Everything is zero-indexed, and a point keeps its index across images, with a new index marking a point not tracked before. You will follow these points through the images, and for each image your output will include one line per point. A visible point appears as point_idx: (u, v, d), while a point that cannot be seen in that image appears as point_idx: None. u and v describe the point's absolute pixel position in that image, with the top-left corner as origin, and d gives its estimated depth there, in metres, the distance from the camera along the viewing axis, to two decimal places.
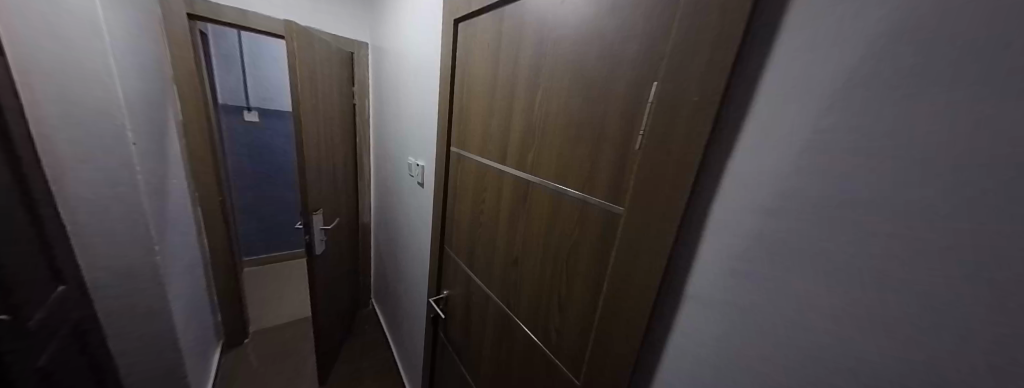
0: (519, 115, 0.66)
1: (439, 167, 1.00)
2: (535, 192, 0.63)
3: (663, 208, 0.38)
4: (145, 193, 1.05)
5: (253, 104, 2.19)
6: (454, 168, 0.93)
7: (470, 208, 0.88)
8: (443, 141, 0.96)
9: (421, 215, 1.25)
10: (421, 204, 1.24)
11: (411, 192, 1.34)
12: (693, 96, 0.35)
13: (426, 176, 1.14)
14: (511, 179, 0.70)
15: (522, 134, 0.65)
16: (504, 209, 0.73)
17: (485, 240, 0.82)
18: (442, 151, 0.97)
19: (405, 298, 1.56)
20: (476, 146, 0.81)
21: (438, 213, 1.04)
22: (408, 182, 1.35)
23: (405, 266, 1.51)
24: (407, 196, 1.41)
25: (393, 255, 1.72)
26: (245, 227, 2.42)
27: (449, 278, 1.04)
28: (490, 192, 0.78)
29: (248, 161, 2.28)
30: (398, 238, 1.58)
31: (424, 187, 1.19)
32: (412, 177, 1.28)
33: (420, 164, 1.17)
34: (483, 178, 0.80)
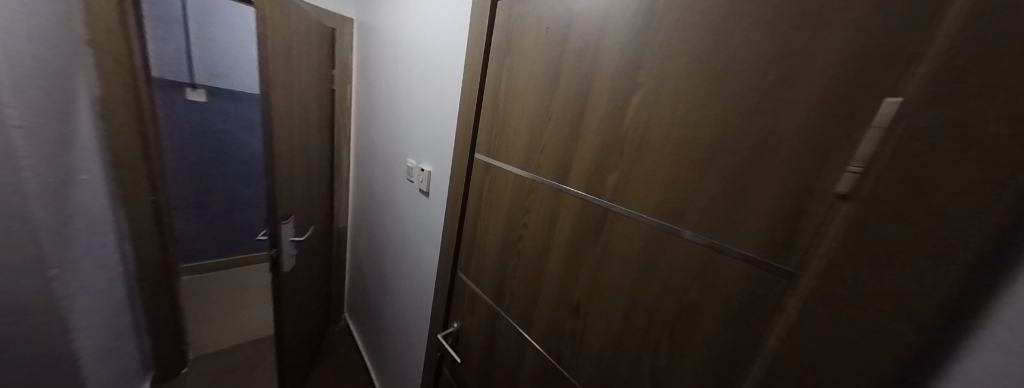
0: (593, 122, 0.52)
1: (454, 172, 0.83)
2: (616, 222, 0.49)
3: (898, 288, 0.26)
4: (36, 195, 0.76)
5: (199, 80, 1.81)
6: (477, 177, 0.77)
7: (499, 228, 0.73)
8: (463, 144, 0.79)
9: (421, 228, 1.07)
10: (422, 216, 1.06)
11: (407, 200, 1.15)
12: (996, 127, 0.22)
13: (433, 184, 0.96)
14: (575, 205, 0.55)
15: (597, 147, 0.51)
16: (559, 240, 0.59)
17: (522, 268, 0.68)
18: (460, 155, 0.81)
19: (393, 318, 1.36)
20: (515, 153, 0.67)
21: (449, 228, 0.88)
22: (404, 188, 1.16)
23: (396, 283, 1.32)
24: (400, 203, 1.21)
25: (375, 267, 1.51)
26: (186, 229, 2.02)
27: (463, 305, 0.89)
28: (533, 213, 0.64)
29: (191, 150, 1.89)
30: (387, 251, 1.37)
31: (428, 196, 1.00)
32: (412, 183, 1.09)
33: (426, 169, 0.98)
34: (523, 194, 0.66)
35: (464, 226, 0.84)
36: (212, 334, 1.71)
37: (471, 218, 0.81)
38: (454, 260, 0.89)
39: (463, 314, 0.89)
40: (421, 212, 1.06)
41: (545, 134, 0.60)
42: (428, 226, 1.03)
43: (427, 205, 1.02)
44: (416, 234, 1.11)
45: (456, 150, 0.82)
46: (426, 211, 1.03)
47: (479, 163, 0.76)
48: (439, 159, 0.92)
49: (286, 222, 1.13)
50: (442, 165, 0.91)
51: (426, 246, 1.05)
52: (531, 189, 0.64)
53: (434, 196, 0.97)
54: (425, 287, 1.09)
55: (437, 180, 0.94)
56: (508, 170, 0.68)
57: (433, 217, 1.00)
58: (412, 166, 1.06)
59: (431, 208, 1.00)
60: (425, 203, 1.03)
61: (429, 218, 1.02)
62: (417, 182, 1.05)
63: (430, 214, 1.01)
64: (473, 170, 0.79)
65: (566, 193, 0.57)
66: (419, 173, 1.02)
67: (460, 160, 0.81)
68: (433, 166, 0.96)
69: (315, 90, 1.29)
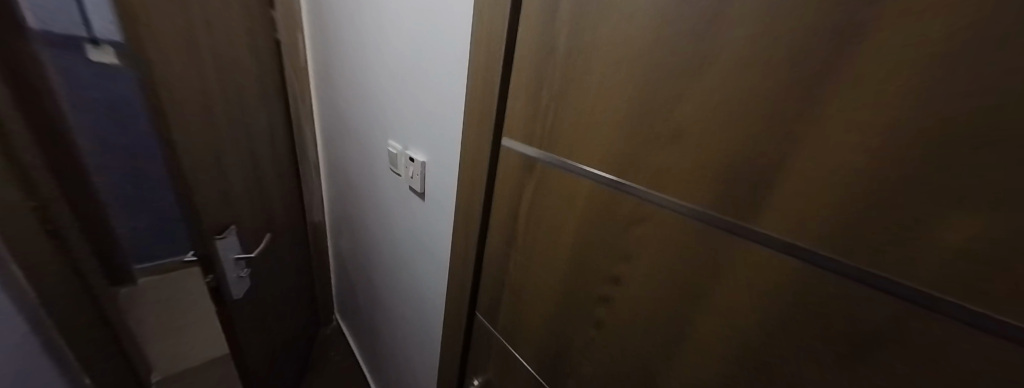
0: (898, 78, 0.17)
1: (467, 171, 0.50)
2: (954, 364, 0.18)
3: None
4: None
5: (99, 32, 1.39)
6: (510, 179, 0.45)
7: (558, 272, 0.42)
8: (484, 124, 0.45)
9: (418, 240, 0.76)
10: (418, 225, 0.74)
11: (395, 200, 0.81)
12: None
13: (433, 181, 0.63)
14: (771, 272, 0.24)
15: (899, 150, 0.17)
16: (710, 328, 0.29)
17: (607, 350, 0.38)
18: (477, 144, 0.47)
19: (390, 337, 1.10)
20: (598, 149, 0.33)
21: (463, 254, 0.57)
22: (388, 182, 0.82)
23: (390, 299, 1.03)
24: (385, 202, 0.88)
25: (363, 273, 1.21)
26: (127, 225, 1.66)
27: (488, 362, 0.60)
28: (645, 267, 0.32)
29: (110, 127, 1.49)
30: (375, 257, 1.06)
31: (425, 199, 0.67)
32: (398, 176, 0.75)
33: (420, 159, 0.64)
34: (616, 224, 0.34)
35: (489, 254, 0.53)
36: (179, 350, 1.45)
37: (500, 245, 0.50)
38: (472, 297, 0.59)
39: (488, 374, 0.61)
40: (417, 221, 0.73)
41: (688, 110, 0.26)
42: (428, 240, 0.72)
43: (424, 212, 0.69)
44: (413, 247, 0.80)
45: (469, 134, 0.48)
46: (423, 220, 0.71)
47: (514, 156, 0.43)
48: (439, 147, 0.58)
49: (225, 237, 0.80)
50: (445, 156, 0.57)
51: (429, 266, 0.75)
52: (639, 219, 0.31)
53: (433, 202, 0.65)
54: (433, 316, 0.81)
55: (438, 179, 0.61)
56: (579, 177, 0.36)
57: (434, 230, 0.68)
58: (397, 154, 0.71)
59: (431, 218, 0.68)
60: (420, 208, 0.70)
61: (430, 231, 0.70)
62: (405, 178, 0.71)
63: (430, 226, 0.69)
64: (502, 168, 0.46)
65: (747, 246, 0.25)
66: (407, 165, 0.68)
67: (479, 153, 0.47)
68: (429, 157, 0.62)
69: (247, 41, 0.88)
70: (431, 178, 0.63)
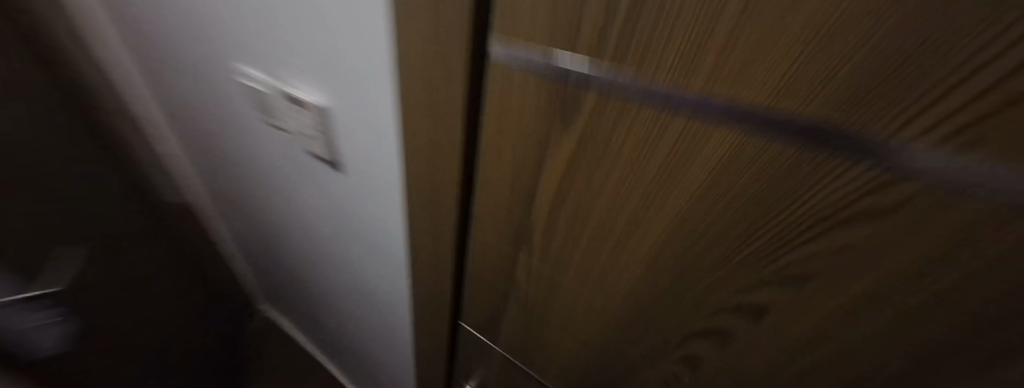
0: None
1: (421, 130, 0.26)
2: None
3: None
4: None
5: None
6: (518, 139, 0.23)
7: (622, 293, 0.25)
8: (450, 15, 0.19)
9: (353, 231, 0.51)
10: (346, 212, 0.48)
11: (296, 174, 0.51)
12: None
13: (349, 140, 0.35)
14: None
15: None
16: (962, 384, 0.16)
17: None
18: (435, 72, 0.22)
19: (343, 331, 0.90)
20: (790, 65, 0.12)
21: (431, 265, 0.35)
22: (273, 147, 0.50)
23: (332, 293, 0.79)
24: (281, 177, 0.56)
25: (281, 265, 0.91)
26: None
27: (492, 382, 0.45)
28: (850, 296, 0.16)
29: None
30: (289, 243, 0.75)
31: (343, 169, 0.40)
32: (281, 131, 0.44)
33: (312, 99, 0.34)
34: (800, 223, 0.16)
35: (479, 263, 0.33)
36: None
37: (502, 250, 0.30)
38: (456, 314, 0.40)
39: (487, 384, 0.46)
40: (344, 205, 0.47)
41: None
42: (369, 232, 0.47)
43: (352, 195, 0.43)
44: (346, 239, 0.55)
45: (412, 49, 0.22)
46: (353, 204, 0.45)
47: (526, 87, 0.20)
48: (349, 83, 0.30)
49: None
50: (367, 100, 0.30)
51: (379, 263, 0.52)
52: (880, 212, 0.14)
53: (362, 179, 0.39)
54: (398, 315, 0.61)
55: (361, 144, 0.34)
56: (716, 125, 0.15)
57: (376, 221, 0.43)
58: (269, 99, 0.39)
59: (364, 201, 0.42)
60: (343, 187, 0.43)
61: (368, 221, 0.45)
62: (295, 134, 0.41)
63: (367, 215, 0.44)
64: (495, 116, 0.23)
65: None
66: (296, 118, 0.38)
67: (444, 92, 0.23)
68: (334, 101, 0.33)
69: None
70: (348, 141, 0.35)
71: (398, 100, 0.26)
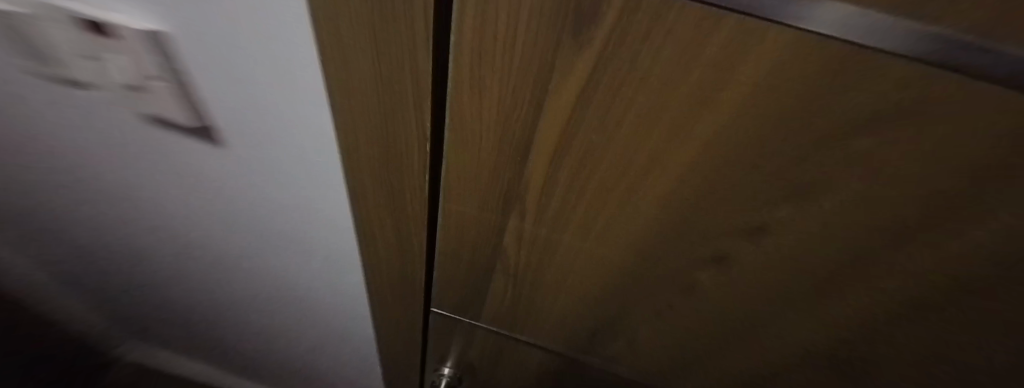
0: None
1: (363, 68, 0.18)
2: None
3: None
4: None
5: None
6: (508, 75, 0.17)
7: (630, 235, 0.23)
8: None
9: (263, 224, 0.38)
10: (246, 199, 0.35)
11: (144, 154, 0.35)
12: None
13: (224, 91, 0.23)
14: None
15: None
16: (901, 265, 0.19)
17: (699, 304, 0.27)
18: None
19: (269, 346, 0.76)
20: None
21: (394, 254, 0.29)
22: (80, 115, 0.31)
23: (245, 307, 0.63)
24: (117, 162, 0.38)
25: (150, 288, 0.68)
26: None
27: (474, 357, 0.43)
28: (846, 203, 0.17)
29: None
30: (157, 259, 0.56)
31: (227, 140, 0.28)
32: (89, 92, 0.27)
33: (125, 20, 0.21)
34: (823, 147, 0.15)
35: (457, 239, 0.28)
36: None
37: (486, 219, 0.26)
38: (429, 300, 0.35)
39: (467, 360, 0.44)
40: (239, 192, 0.34)
41: None
42: (290, 223, 0.36)
43: (251, 172, 0.31)
44: (255, 236, 0.42)
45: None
46: (253, 188, 0.33)
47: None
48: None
49: None
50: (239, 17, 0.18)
51: (311, 258, 0.42)
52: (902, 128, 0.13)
53: (264, 148, 0.27)
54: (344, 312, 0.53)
55: (252, 95, 0.23)
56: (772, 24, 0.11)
57: (297, 204, 0.33)
58: (32, 26, 0.22)
59: (273, 180, 0.31)
60: (231, 163, 0.31)
61: (285, 205, 0.34)
62: (114, 88, 0.26)
63: (282, 198, 0.33)
64: (474, 44, 0.16)
65: None
66: (113, 56, 0.23)
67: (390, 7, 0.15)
68: (167, 19, 0.20)
69: None
70: (227, 89, 0.23)
71: (306, 14, 0.17)
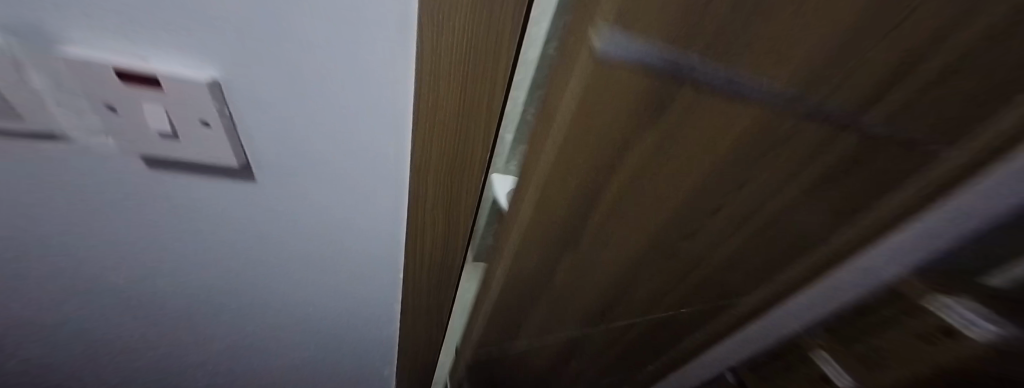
0: None
1: (444, 103, 0.21)
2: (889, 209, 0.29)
3: None
4: None
5: None
6: (567, 122, 0.22)
7: (643, 231, 0.31)
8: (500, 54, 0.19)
9: (292, 253, 0.35)
10: (282, 228, 0.31)
11: (123, 204, 0.27)
12: None
13: (337, 174, 0.28)
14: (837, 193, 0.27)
15: None
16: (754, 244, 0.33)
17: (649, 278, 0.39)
18: (477, 39, 0.17)
19: None
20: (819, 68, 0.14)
21: (438, 244, 0.34)
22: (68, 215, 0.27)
23: (205, 372, 0.52)
24: (50, 227, 0.28)
25: None
26: None
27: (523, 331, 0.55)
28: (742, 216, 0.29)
29: None
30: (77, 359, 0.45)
31: (317, 215, 0.31)
32: (178, 195, 0.27)
33: (280, 124, 0.24)
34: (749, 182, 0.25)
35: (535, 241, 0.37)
36: None
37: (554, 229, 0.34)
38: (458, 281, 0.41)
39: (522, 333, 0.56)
40: (275, 220, 0.31)
41: None
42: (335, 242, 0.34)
43: (306, 194, 0.29)
44: (268, 273, 0.37)
45: (441, 7, 0.16)
46: (305, 211, 0.30)
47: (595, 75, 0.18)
48: (325, 104, 0.23)
49: None
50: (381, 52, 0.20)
51: (335, 290, 0.40)
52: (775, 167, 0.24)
53: (337, 165, 0.27)
54: (355, 348, 0.53)
55: (351, 114, 0.24)
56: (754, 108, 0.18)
57: (357, 220, 0.32)
58: (147, 143, 0.22)
59: (336, 199, 0.30)
60: (282, 199, 0.29)
61: (337, 225, 0.32)
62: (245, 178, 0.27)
63: (335, 217, 0.31)
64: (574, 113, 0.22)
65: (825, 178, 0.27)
66: (275, 134, 0.24)
67: (484, 61, 0.19)
68: (304, 124, 0.24)
69: None
70: (324, 110, 0.23)
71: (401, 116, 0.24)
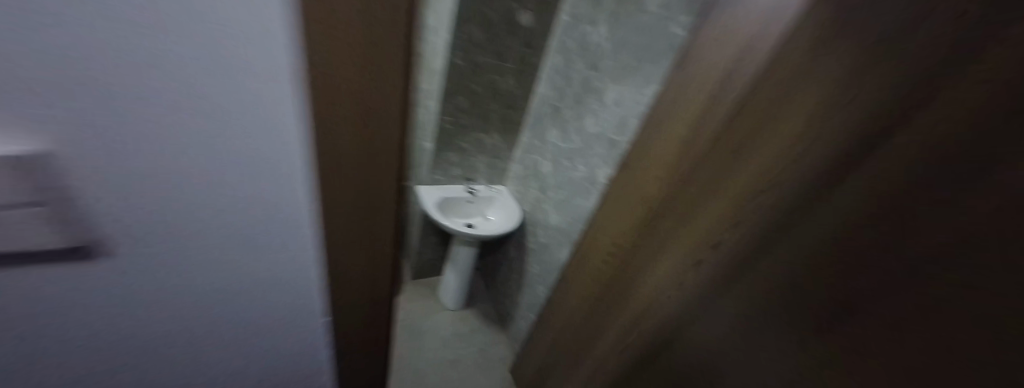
0: None
1: (343, 125, 0.21)
2: None
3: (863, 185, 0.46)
4: None
5: None
6: None
7: None
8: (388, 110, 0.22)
9: (191, 322, 0.29)
10: (176, 296, 0.27)
11: None
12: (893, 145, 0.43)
13: (226, 243, 0.25)
14: None
15: None
16: None
17: None
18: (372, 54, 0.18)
19: None
20: None
21: (361, 271, 0.32)
22: None
23: None
24: None
25: None
26: None
27: None
28: None
29: None
30: None
31: (209, 286, 0.27)
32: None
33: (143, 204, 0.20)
34: None
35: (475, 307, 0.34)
36: None
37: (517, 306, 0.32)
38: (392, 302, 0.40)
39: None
40: (153, 287, 0.25)
41: None
42: (245, 301, 0.30)
43: (199, 251, 0.25)
44: (142, 352, 0.30)
45: (322, 77, 0.18)
46: (198, 270, 0.26)
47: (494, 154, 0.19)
48: (215, 181, 0.21)
49: None
50: (252, 98, 0.18)
51: (242, 361, 0.36)
52: None
53: (233, 221, 0.24)
54: None
55: (242, 157, 0.20)
56: None
57: (268, 269, 0.28)
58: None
59: (229, 253, 0.26)
60: (155, 278, 0.25)
61: (250, 279, 0.29)
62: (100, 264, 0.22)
63: (241, 271, 0.28)
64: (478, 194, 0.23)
65: None
66: (142, 214, 0.21)
67: (378, 81, 0.20)
68: (182, 201, 0.21)
69: None
70: (217, 155, 0.20)
71: (302, 182, 0.23)
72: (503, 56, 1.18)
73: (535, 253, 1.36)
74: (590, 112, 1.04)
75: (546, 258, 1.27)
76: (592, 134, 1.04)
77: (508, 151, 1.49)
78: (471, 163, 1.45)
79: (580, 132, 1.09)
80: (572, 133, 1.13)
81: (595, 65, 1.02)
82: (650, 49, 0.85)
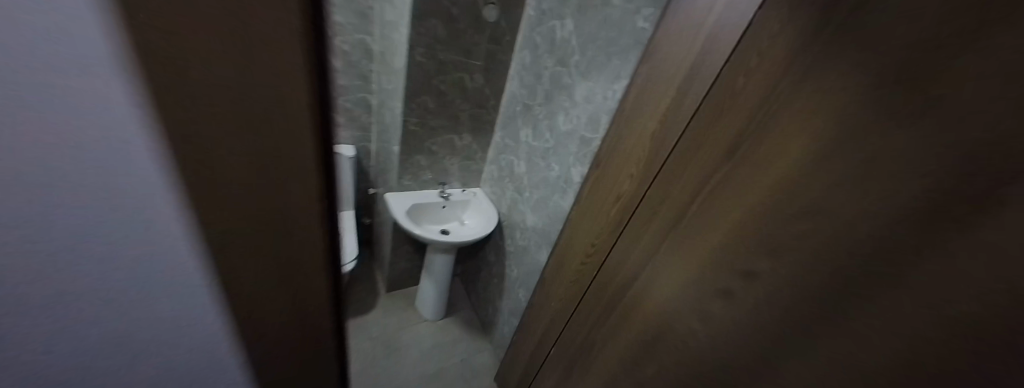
0: None
1: (237, 140, 0.19)
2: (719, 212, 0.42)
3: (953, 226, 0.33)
4: None
5: None
6: None
7: None
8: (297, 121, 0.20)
9: (113, 354, 0.27)
10: (88, 327, 0.25)
11: None
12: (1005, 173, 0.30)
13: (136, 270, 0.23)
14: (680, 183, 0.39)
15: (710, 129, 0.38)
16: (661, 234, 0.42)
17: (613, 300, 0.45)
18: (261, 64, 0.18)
19: None
20: None
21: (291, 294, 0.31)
22: None
23: None
24: None
25: None
26: None
27: None
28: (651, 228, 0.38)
29: None
30: None
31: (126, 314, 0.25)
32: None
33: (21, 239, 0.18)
34: None
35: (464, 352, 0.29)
36: None
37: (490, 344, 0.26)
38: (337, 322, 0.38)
39: None
40: (60, 320, 0.24)
41: None
42: (149, 327, 0.27)
43: (108, 279, 0.23)
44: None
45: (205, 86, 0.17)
46: (109, 299, 0.24)
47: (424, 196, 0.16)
48: (113, 205, 0.20)
49: None
50: (122, 103, 0.16)
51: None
52: None
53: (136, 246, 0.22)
54: None
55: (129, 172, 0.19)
56: None
57: (185, 299, 0.26)
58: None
59: (131, 277, 0.23)
60: (61, 310, 0.23)
61: (169, 309, 0.27)
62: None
63: (157, 301, 0.26)
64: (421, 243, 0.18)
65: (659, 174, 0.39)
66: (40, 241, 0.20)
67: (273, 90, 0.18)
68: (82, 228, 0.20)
69: None
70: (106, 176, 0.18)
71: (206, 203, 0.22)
72: (470, 53, 1.13)
73: (514, 256, 1.32)
74: (561, 109, 1.01)
75: (525, 261, 1.24)
76: (564, 132, 1.01)
77: (482, 152, 1.44)
78: (444, 166, 1.39)
79: (552, 130, 1.06)
80: (545, 131, 1.10)
81: (564, 61, 0.99)
82: (617, 43, 0.83)
